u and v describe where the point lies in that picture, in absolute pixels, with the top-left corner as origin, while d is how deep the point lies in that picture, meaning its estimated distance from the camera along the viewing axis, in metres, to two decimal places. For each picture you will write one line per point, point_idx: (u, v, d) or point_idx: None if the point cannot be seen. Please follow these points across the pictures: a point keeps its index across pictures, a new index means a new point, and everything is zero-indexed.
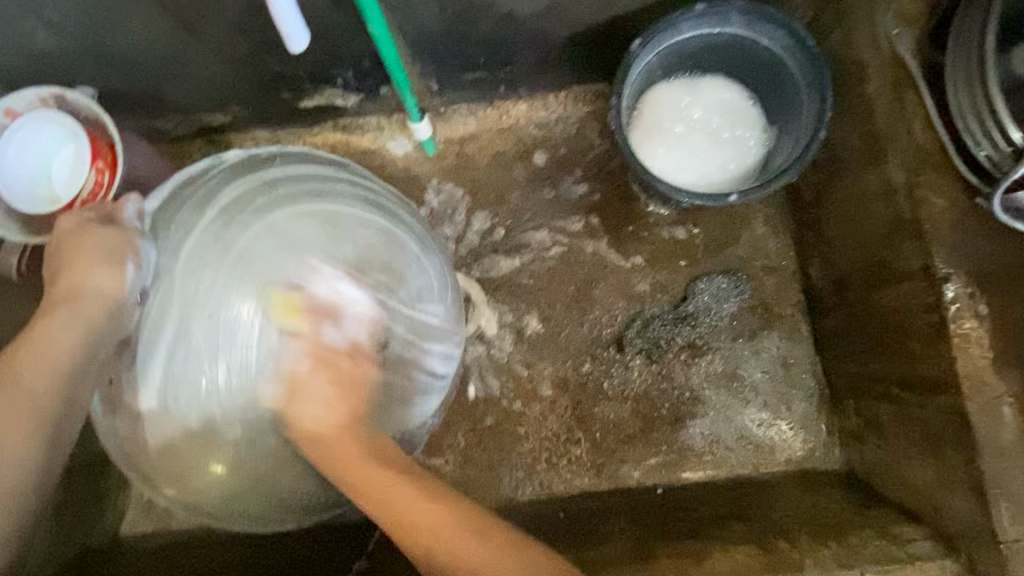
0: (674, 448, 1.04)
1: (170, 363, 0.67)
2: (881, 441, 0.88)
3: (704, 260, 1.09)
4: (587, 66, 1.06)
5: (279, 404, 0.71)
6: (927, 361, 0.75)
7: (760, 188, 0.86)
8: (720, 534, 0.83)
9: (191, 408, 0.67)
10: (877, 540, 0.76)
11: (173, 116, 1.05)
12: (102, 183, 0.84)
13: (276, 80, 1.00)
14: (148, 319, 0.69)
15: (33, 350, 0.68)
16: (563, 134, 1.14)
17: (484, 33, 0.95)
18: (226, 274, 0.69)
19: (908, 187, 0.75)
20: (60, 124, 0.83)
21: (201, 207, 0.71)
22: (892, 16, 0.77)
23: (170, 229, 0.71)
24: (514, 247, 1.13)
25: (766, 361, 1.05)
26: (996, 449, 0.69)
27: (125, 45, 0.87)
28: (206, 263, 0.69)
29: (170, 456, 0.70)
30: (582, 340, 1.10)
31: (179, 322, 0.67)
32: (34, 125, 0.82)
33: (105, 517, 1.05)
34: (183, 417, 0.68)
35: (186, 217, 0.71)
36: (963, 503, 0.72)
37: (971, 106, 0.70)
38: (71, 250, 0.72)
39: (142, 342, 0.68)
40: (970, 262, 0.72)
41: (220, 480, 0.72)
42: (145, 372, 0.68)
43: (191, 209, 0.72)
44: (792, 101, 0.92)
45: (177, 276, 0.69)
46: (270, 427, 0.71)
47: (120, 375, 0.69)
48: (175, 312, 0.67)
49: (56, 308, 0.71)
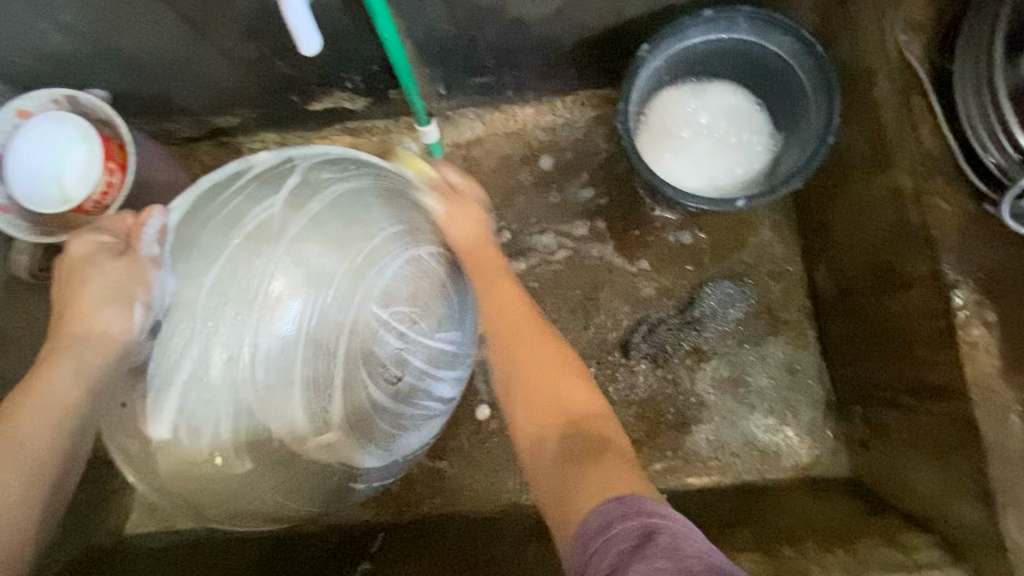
0: (678, 453, 1.04)
1: (188, 387, 0.68)
2: (888, 448, 0.87)
3: (710, 265, 1.09)
4: (594, 71, 1.06)
5: (286, 428, 0.72)
6: (935, 368, 0.75)
7: (767, 194, 0.86)
8: (726, 540, 0.83)
9: (206, 429, 0.69)
10: (885, 548, 0.76)
11: (183, 119, 1.06)
12: (113, 183, 0.85)
13: (285, 83, 1.01)
14: (164, 342, 0.69)
15: (37, 391, 0.65)
16: (569, 139, 1.14)
17: (492, 38, 0.96)
18: (246, 305, 0.70)
19: (916, 193, 0.75)
20: (70, 124, 0.83)
21: (224, 232, 0.71)
22: (900, 22, 0.77)
23: (190, 252, 0.70)
24: (519, 250, 1.13)
25: (771, 366, 1.04)
26: (1005, 457, 0.68)
27: (136, 48, 0.88)
28: (227, 294, 0.69)
29: (182, 471, 0.72)
30: (587, 344, 1.10)
31: (199, 348, 0.68)
32: (44, 126, 0.82)
33: (110, 516, 1.06)
34: (197, 436, 0.70)
35: (208, 240, 0.70)
36: (972, 512, 0.72)
37: (978, 112, 0.70)
38: (80, 280, 0.69)
39: (158, 365, 0.69)
40: (978, 268, 0.71)
41: (223, 494, 0.74)
42: (161, 393, 0.69)
43: (215, 230, 0.71)
44: (799, 107, 0.92)
45: (197, 304, 0.69)
46: (277, 451, 0.72)
47: (133, 394, 0.70)
48: (195, 338, 0.69)
49: (60, 344, 0.68)
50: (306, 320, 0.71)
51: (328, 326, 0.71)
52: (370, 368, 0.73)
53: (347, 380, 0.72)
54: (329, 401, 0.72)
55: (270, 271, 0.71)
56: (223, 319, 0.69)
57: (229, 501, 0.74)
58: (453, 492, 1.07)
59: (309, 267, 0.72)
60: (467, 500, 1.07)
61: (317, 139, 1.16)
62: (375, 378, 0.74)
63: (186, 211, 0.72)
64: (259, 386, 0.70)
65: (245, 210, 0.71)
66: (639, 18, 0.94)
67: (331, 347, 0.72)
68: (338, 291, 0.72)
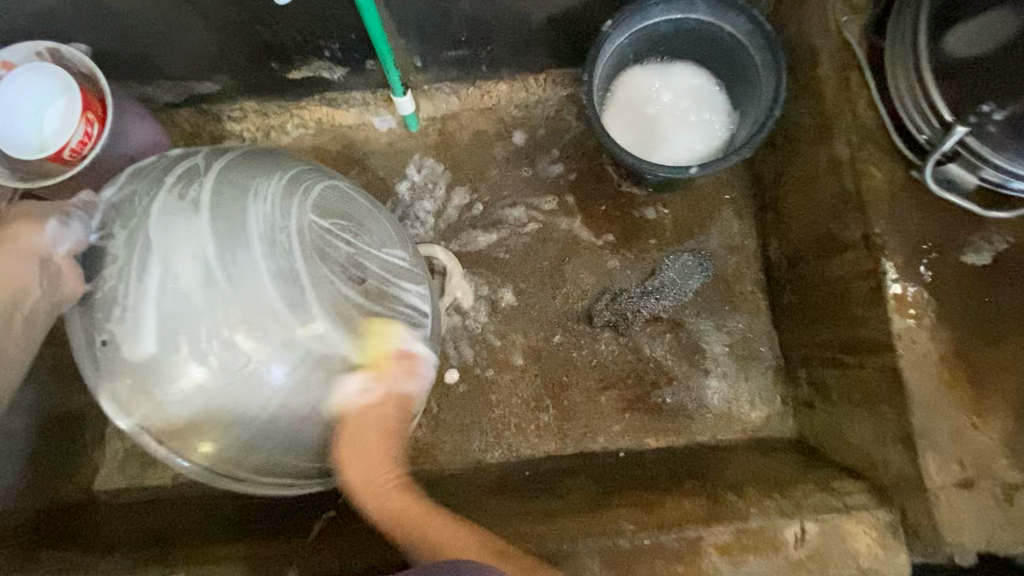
0: (637, 416, 1.09)
1: (163, 307, 0.67)
2: (828, 406, 0.93)
3: (672, 239, 1.14)
4: (566, 50, 1.11)
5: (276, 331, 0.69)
6: (867, 324, 0.81)
7: (718, 163, 0.92)
8: (675, 489, 0.87)
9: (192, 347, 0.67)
10: (818, 493, 0.81)
11: (163, 82, 1.09)
12: (91, 135, 0.87)
13: (266, 49, 1.04)
14: (128, 282, 0.69)
15: None
16: (541, 117, 1.19)
17: (467, 12, 1.00)
18: (194, 220, 0.69)
19: (852, 162, 0.81)
20: (52, 78, 0.86)
21: (161, 180, 0.73)
22: (841, 5, 0.83)
23: (132, 207, 0.72)
24: (491, 222, 1.17)
25: (727, 335, 1.10)
26: (925, 403, 0.74)
27: (119, 6, 0.91)
28: (173, 217, 0.69)
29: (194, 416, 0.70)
30: (553, 312, 1.14)
31: (163, 267, 0.68)
32: (30, 84, 0.85)
33: (80, 470, 1.07)
34: (187, 360, 0.67)
35: (146, 191, 0.73)
36: (896, 457, 0.77)
37: (906, 86, 0.76)
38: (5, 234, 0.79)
39: (127, 304, 0.69)
40: (905, 231, 0.78)
41: (243, 426, 0.71)
42: (136, 330, 0.68)
43: (152, 182, 0.74)
44: (753, 85, 0.98)
45: (151, 228, 0.69)
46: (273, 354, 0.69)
47: (119, 348, 0.69)
48: (157, 260, 0.68)
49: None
50: (251, 221, 0.71)
51: (275, 223, 0.71)
52: (332, 263, 0.74)
53: (314, 271, 0.72)
54: (303, 294, 0.70)
55: (211, 198, 0.71)
56: (176, 246, 0.68)
57: (252, 433, 0.72)
58: (420, 453, 1.10)
59: (235, 185, 0.73)
60: (434, 461, 1.10)
61: (296, 109, 1.20)
62: (338, 273, 0.75)
63: (122, 190, 0.76)
64: (232, 307, 0.67)
65: (173, 165, 0.75)
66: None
67: (287, 241, 0.71)
68: (276, 200, 0.73)
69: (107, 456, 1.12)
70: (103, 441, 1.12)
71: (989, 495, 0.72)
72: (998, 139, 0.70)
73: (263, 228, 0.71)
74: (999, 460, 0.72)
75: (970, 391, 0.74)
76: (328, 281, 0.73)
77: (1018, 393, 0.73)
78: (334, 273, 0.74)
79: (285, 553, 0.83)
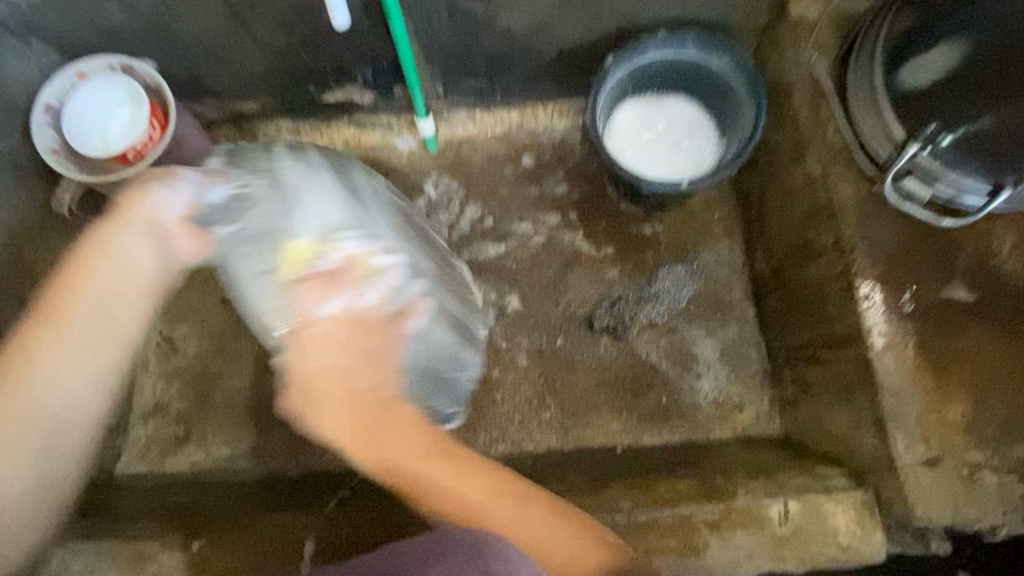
0: (634, 415, 1.16)
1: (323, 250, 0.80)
2: (810, 402, 1.01)
3: (666, 252, 1.24)
4: (571, 83, 1.25)
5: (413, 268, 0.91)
6: (841, 320, 0.90)
7: (705, 179, 1.03)
8: (669, 475, 0.94)
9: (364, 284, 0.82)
10: (801, 477, 0.88)
11: (209, 100, 1.21)
12: (152, 139, 0.99)
13: (306, 73, 1.17)
14: (280, 218, 0.79)
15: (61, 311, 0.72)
16: (548, 142, 1.32)
17: (486, 47, 1.13)
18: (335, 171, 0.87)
19: (823, 178, 0.92)
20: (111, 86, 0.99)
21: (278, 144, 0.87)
22: (811, 46, 0.97)
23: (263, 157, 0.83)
24: (500, 233, 1.27)
25: (718, 341, 1.18)
26: (893, 390, 0.82)
27: (183, 32, 1.04)
28: (314, 169, 0.84)
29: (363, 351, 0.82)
30: (556, 317, 1.23)
31: (319, 212, 0.80)
32: (92, 93, 0.98)
33: (104, 454, 1.13)
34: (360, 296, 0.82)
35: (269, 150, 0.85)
36: (870, 441, 0.85)
37: (867, 113, 0.88)
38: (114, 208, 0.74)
39: (267, 241, 0.78)
40: (872, 237, 0.88)
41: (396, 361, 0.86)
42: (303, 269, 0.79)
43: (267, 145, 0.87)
44: (737, 115, 1.11)
45: (299, 172, 0.82)
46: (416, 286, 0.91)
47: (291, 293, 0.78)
48: (306, 205, 0.80)
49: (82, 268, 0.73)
50: (366, 186, 0.93)
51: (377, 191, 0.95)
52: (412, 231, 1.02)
53: (407, 233, 0.97)
54: (410, 244, 0.95)
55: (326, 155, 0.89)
56: (321, 187, 0.83)
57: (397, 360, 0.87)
58: None
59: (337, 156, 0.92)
60: None
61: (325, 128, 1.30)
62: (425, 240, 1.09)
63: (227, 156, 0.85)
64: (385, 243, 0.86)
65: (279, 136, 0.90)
66: (609, 36, 1.11)
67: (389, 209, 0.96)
68: (368, 175, 0.96)
69: (130, 442, 1.18)
70: (127, 427, 1.18)
71: (953, 473, 0.79)
72: (947, 156, 0.81)
73: (371, 189, 0.93)
74: (962, 441, 0.80)
75: (934, 379, 0.82)
76: (414, 242, 0.99)
77: (977, 382, 0.82)
78: (415, 238, 1.01)
79: (303, 523, 0.89)
